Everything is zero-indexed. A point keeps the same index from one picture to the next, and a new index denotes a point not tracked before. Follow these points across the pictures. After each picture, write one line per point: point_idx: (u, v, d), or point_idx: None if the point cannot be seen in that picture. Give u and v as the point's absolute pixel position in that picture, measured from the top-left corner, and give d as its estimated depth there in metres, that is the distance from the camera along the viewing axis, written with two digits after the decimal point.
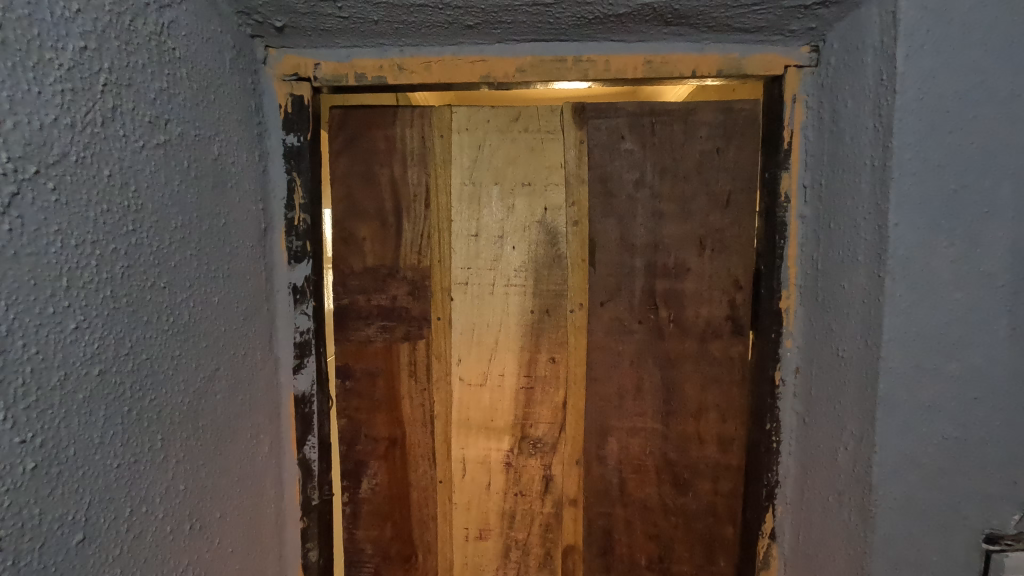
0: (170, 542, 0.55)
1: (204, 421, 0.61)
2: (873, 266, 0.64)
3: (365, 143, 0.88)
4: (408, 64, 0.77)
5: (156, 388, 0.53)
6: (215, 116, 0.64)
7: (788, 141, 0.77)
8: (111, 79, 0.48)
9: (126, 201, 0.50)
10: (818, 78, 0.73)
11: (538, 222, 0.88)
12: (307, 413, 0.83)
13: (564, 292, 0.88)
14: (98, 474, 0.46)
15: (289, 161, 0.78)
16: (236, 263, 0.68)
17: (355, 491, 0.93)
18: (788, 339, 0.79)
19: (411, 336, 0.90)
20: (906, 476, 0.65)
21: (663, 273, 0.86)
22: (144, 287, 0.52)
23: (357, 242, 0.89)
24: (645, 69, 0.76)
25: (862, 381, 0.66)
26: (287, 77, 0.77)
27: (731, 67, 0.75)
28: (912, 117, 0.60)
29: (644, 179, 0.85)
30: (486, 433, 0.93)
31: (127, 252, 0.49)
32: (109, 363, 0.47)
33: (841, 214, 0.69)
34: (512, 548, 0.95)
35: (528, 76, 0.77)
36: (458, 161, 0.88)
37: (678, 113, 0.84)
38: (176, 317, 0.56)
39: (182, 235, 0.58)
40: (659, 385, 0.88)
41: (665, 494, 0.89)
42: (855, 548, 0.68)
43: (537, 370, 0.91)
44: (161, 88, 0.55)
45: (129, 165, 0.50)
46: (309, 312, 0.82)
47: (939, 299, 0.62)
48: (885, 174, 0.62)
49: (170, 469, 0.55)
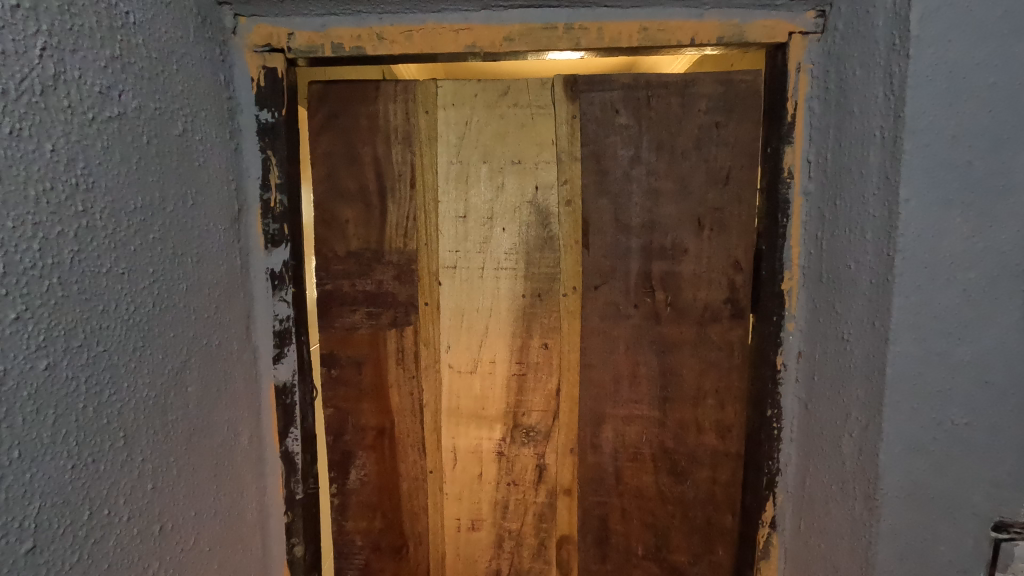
0: (137, 545, 0.52)
1: (173, 415, 0.57)
2: (882, 245, 0.61)
3: (344, 120, 0.83)
4: (388, 33, 0.72)
5: (117, 382, 0.50)
6: (178, 89, 0.60)
7: (792, 113, 0.72)
8: (51, 43, 0.44)
9: (73, 179, 0.45)
10: (823, 45, 0.69)
11: (529, 202, 0.83)
12: (289, 404, 0.80)
13: (556, 275, 0.84)
14: (49, 476, 0.43)
15: (264, 139, 0.74)
16: (205, 247, 0.64)
17: (343, 483, 0.90)
18: (790, 322, 0.76)
19: (398, 323, 0.86)
20: (912, 465, 0.62)
21: (660, 254, 0.81)
22: (98, 274, 0.48)
23: (339, 225, 0.85)
24: (642, 37, 0.71)
25: (869, 366, 0.63)
26: (259, 48, 0.72)
27: (732, 34, 0.71)
28: (927, 85, 0.56)
29: (641, 156, 0.80)
30: (477, 421, 0.89)
31: (76, 236, 0.45)
32: (59, 356, 0.44)
33: (848, 190, 0.66)
34: (506, 539, 0.92)
35: (516, 45, 0.72)
36: (444, 138, 0.83)
37: (676, 85, 0.79)
38: (138, 307, 0.52)
39: (142, 218, 0.53)
40: (657, 371, 0.84)
41: (663, 483, 0.86)
42: (860, 539, 0.66)
43: (529, 356, 0.87)
44: (113, 55, 0.50)
45: (76, 139, 0.46)
46: (288, 299, 0.78)
47: (951, 279, 0.59)
48: (896, 147, 0.59)
49: (135, 467, 0.52)
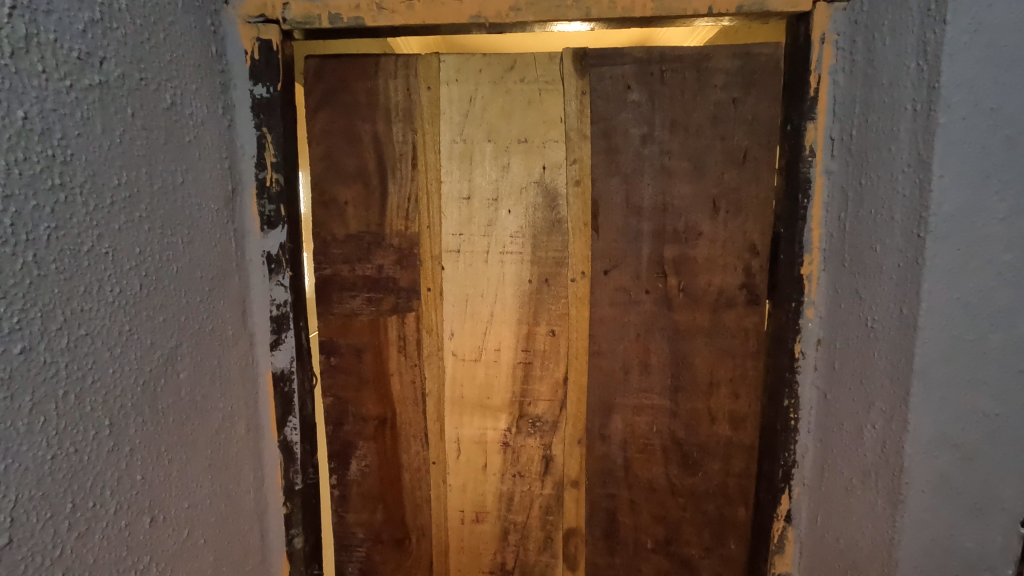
0: (125, 538, 0.49)
1: (163, 404, 0.54)
2: (911, 226, 0.58)
3: (343, 97, 0.79)
4: (388, 3, 0.69)
5: (101, 368, 0.47)
6: (166, 60, 0.56)
7: (815, 88, 0.68)
8: (21, 2, 0.40)
9: (49, 149, 0.42)
10: (851, 14, 0.65)
11: (536, 183, 0.79)
12: (287, 392, 0.77)
13: (564, 259, 0.80)
14: (27, 467, 0.40)
15: (259, 115, 0.71)
16: (197, 227, 0.61)
17: (344, 473, 0.88)
18: (810, 309, 0.72)
19: (399, 309, 0.83)
20: (939, 457, 0.60)
21: (672, 238, 0.78)
22: (79, 253, 0.45)
23: (338, 207, 0.81)
24: (656, 6, 0.67)
25: (895, 354, 0.60)
26: (252, 19, 0.69)
27: (752, 3, 0.67)
28: (964, 53, 0.54)
29: (653, 134, 0.76)
30: (482, 411, 0.86)
31: (52, 212, 0.42)
32: (36, 339, 0.41)
33: (875, 168, 0.62)
34: (511, 532, 0.89)
35: (524, 16, 0.68)
36: (447, 116, 0.79)
37: (691, 59, 0.74)
38: (123, 289, 0.50)
39: (127, 195, 0.50)
40: (668, 359, 0.80)
41: (673, 475, 0.83)
42: (882, 534, 0.63)
43: (535, 344, 0.83)
44: (92, 19, 0.47)
45: (52, 107, 0.42)
46: (285, 283, 0.75)
47: (985, 261, 0.56)
48: (929, 121, 0.55)
49: (123, 457, 0.49)
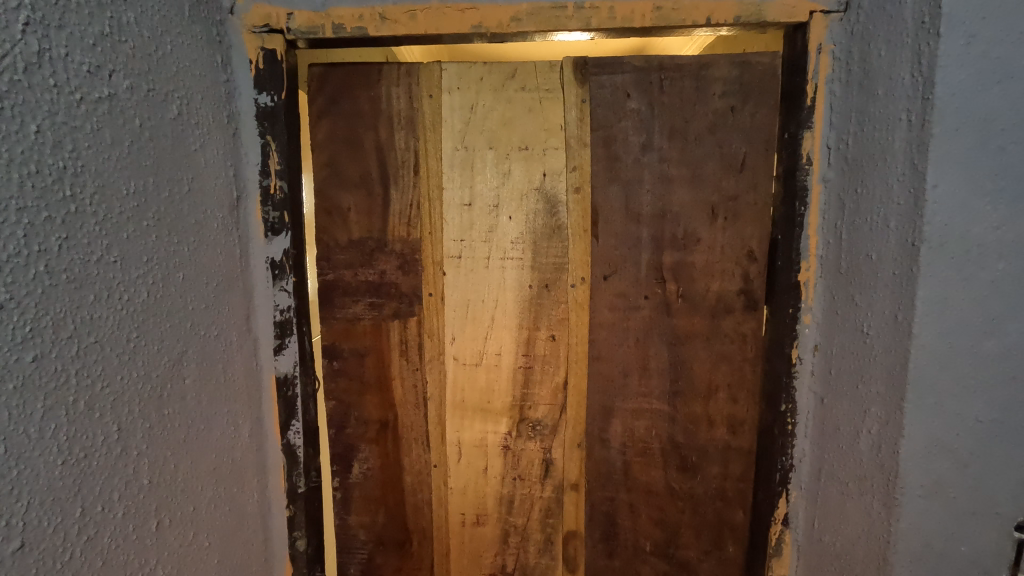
0: (133, 542, 0.50)
1: (170, 409, 0.55)
2: (906, 235, 0.59)
3: (347, 106, 0.80)
4: (390, 13, 0.70)
5: (109, 374, 0.48)
6: (173, 70, 0.57)
7: (812, 97, 0.69)
8: (34, 18, 0.41)
9: (60, 161, 0.43)
10: (847, 25, 0.66)
11: (536, 190, 0.80)
12: (290, 396, 0.78)
13: (564, 265, 0.81)
14: (37, 472, 0.41)
15: (263, 123, 0.72)
16: (203, 234, 0.62)
17: (346, 476, 0.89)
18: (807, 314, 0.73)
19: (401, 314, 0.84)
20: (934, 463, 0.61)
21: (671, 244, 0.78)
22: (88, 262, 0.46)
23: (341, 213, 0.82)
24: (655, 16, 0.68)
25: (889, 361, 0.61)
26: (257, 29, 0.70)
27: (750, 14, 0.68)
28: (959, 65, 0.55)
29: (652, 142, 0.77)
30: (482, 415, 0.86)
31: (63, 222, 0.43)
32: (47, 348, 0.42)
33: (870, 177, 0.63)
34: (512, 534, 0.90)
35: (524, 26, 0.70)
36: (450, 124, 0.80)
37: (690, 68, 0.75)
38: (131, 297, 0.50)
39: (135, 204, 0.51)
40: (667, 364, 0.81)
41: (672, 478, 0.84)
42: (877, 538, 0.64)
43: (535, 349, 0.84)
44: (102, 32, 0.48)
45: (63, 120, 0.43)
46: (288, 289, 0.76)
47: (980, 268, 0.57)
48: (923, 131, 0.56)
49: (131, 462, 0.50)
